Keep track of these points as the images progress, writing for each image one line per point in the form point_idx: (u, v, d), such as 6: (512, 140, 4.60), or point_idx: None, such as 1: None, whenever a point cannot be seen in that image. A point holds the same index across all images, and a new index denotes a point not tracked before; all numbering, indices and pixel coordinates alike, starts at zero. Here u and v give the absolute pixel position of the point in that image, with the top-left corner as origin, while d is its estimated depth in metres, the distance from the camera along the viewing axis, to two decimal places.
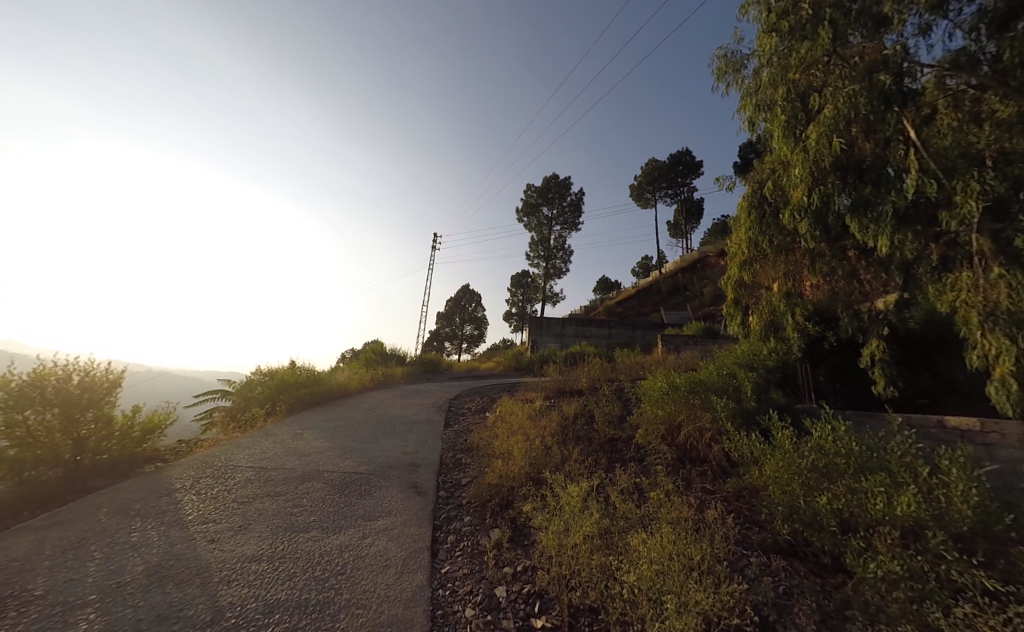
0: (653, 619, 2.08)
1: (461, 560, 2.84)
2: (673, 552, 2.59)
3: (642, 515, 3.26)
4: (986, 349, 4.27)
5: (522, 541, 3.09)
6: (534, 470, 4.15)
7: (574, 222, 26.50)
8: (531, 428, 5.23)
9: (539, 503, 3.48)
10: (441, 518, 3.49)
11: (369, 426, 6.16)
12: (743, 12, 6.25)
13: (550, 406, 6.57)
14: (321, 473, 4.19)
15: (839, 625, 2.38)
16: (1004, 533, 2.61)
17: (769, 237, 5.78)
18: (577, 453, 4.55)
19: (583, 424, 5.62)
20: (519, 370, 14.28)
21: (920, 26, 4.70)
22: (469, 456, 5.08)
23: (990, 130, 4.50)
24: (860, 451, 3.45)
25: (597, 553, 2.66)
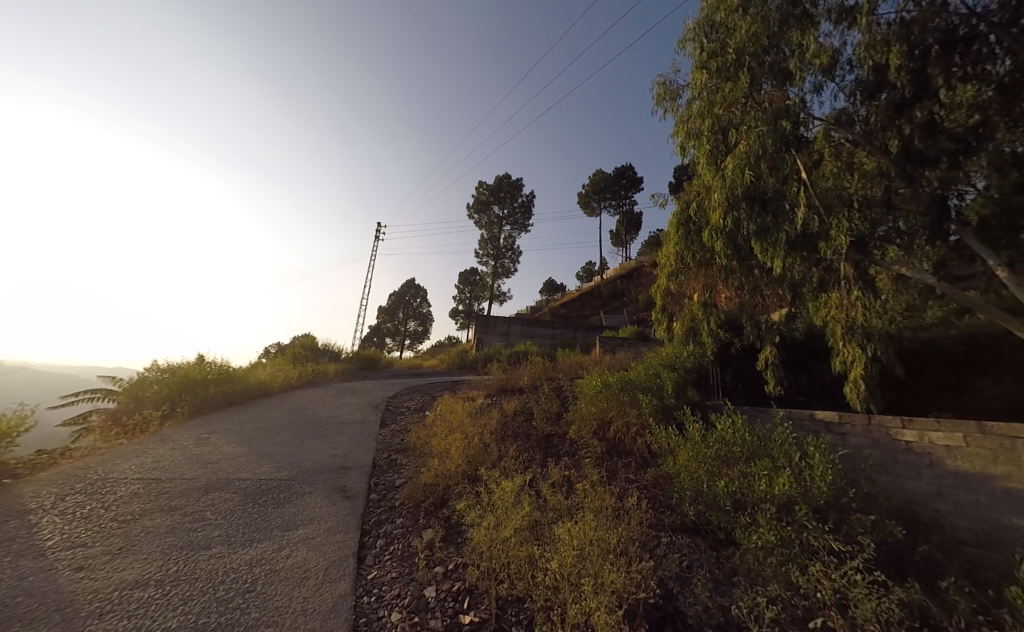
0: (573, 601, 2.32)
1: (391, 564, 2.91)
2: (594, 538, 2.87)
3: (570, 505, 3.57)
4: (846, 356, 5.22)
5: (455, 539, 3.23)
6: (471, 468, 4.32)
7: (524, 223, 27.00)
8: (471, 426, 5.39)
9: (473, 499, 3.64)
10: (371, 522, 3.52)
11: (293, 428, 5.89)
12: (681, 46, 6.95)
13: (492, 404, 6.79)
14: (228, 483, 3.94)
15: (727, 589, 2.82)
16: (847, 504, 3.25)
17: (693, 252, 6.53)
18: (513, 450, 4.78)
19: (523, 422, 5.88)
20: (462, 368, 14.35)
21: (813, 84, 5.60)
22: (406, 455, 5.11)
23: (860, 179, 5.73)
24: (753, 440, 4.13)
25: (525, 545, 2.88)
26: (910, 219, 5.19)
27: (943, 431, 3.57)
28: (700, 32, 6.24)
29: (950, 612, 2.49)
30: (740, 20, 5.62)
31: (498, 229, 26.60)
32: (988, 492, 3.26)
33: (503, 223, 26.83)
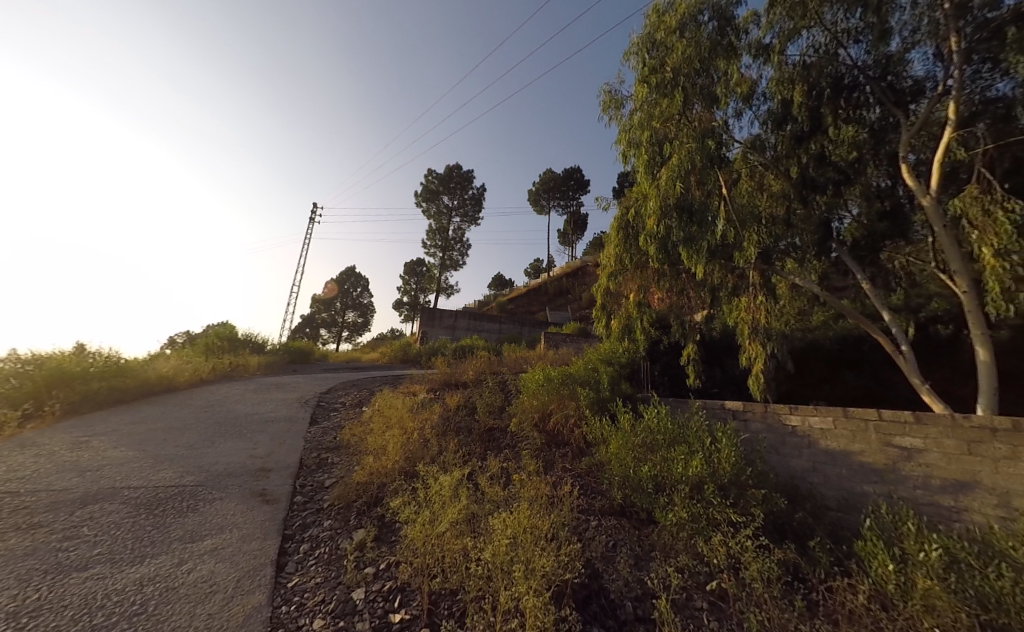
0: (504, 588, 2.44)
1: (317, 569, 2.83)
2: (528, 525, 3.01)
3: (507, 496, 3.70)
4: (750, 353, 5.93)
5: (388, 538, 3.22)
6: (409, 464, 4.30)
7: (475, 217, 26.69)
8: (412, 421, 5.34)
9: (409, 496, 3.65)
10: (295, 527, 3.38)
11: (202, 428, 5.39)
12: (626, 58, 7.36)
13: (434, 399, 6.74)
14: (114, 493, 3.53)
15: (644, 563, 3.14)
16: (745, 481, 3.74)
17: (631, 254, 7.00)
18: (453, 444, 4.83)
19: (466, 416, 5.95)
20: (405, 361, 13.99)
21: (735, 110, 6.28)
22: (339, 453, 4.94)
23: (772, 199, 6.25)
24: (674, 429, 4.57)
25: (460, 537, 2.95)
26: (804, 236, 6.03)
27: (819, 415, 4.19)
28: (642, 47, 6.64)
29: (816, 566, 3.00)
30: (677, 41, 6.14)
31: (447, 220, 26.08)
32: (847, 465, 3.95)
33: (451, 215, 26.37)
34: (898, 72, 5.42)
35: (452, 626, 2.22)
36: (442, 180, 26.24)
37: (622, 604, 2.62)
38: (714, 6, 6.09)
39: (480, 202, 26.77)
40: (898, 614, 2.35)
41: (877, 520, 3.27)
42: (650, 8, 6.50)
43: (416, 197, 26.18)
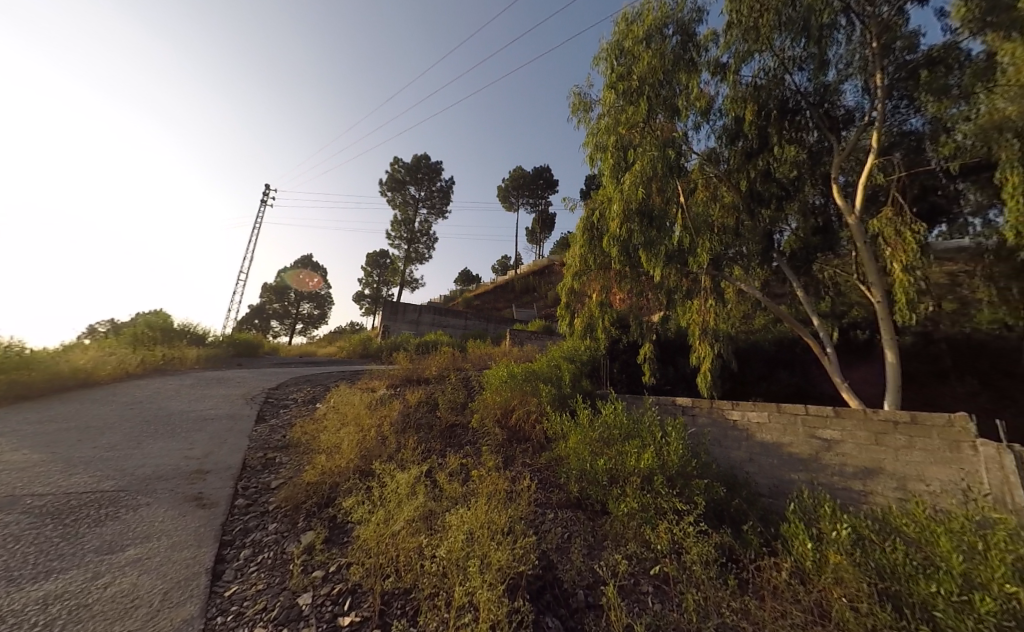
0: (459, 584, 2.46)
1: (258, 576, 2.71)
2: (484, 520, 3.07)
3: (465, 492, 3.74)
4: (700, 353, 6.33)
5: (339, 540, 3.14)
6: (364, 463, 4.23)
7: (442, 209, 26.25)
8: (370, 418, 5.24)
9: (363, 495, 3.59)
10: (235, 532, 3.22)
11: (127, 428, 4.98)
12: (595, 64, 7.57)
13: (394, 395, 6.64)
14: (15, 503, 3.19)
15: (596, 552, 3.29)
16: (689, 472, 4.01)
17: (595, 255, 7.21)
18: (412, 441, 4.81)
19: (426, 413, 5.92)
20: (365, 357, 13.57)
21: (694, 123, 6.65)
22: (287, 453, 4.77)
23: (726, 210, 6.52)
24: (628, 424, 4.80)
25: (415, 536, 2.94)
26: (750, 246, 6.50)
27: (756, 410, 4.58)
28: (611, 54, 6.85)
29: (748, 548, 3.28)
30: (644, 52, 6.41)
31: (413, 211, 25.47)
32: (778, 456, 4.35)
33: (418, 206, 25.79)
34: (833, 101, 5.99)
35: (403, 625, 2.22)
36: (408, 170, 25.58)
37: (574, 593, 2.75)
38: (678, 22, 6.42)
39: (448, 195, 26.39)
40: (814, 586, 2.64)
41: (801, 505, 3.63)
42: (619, 17, 6.74)
43: (381, 186, 25.33)
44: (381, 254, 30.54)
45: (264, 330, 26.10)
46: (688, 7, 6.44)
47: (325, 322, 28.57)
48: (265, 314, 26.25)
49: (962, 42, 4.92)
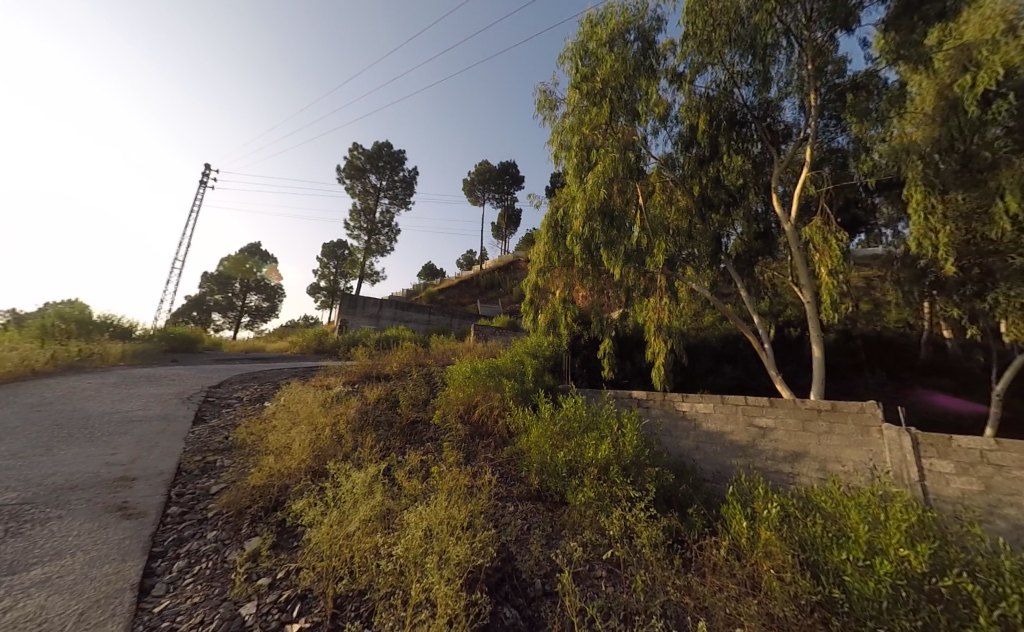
0: (416, 582, 2.47)
1: (194, 588, 2.55)
2: (443, 516, 3.08)
3: (425, 489, 3.73)
4: (655, 348, 6.66)
5: (288, 544, 3.03)
6: (317, 463, 4.10)
7: (405, 200, 25.54)
8: (325, 416, 5.08)
9: (316, 497, 3.47)
10: (167, 543, 3.00)
11: (35, 433, 4.45)
12: (560, 62, 7.67)
13: (351, 392, 6.45)
14: None
15: (554, 541, 3.41)
16: (642, 461, 4.22)
17: (559, 252, 7.36)
18: (370, 439, 4.72)
19: (386, 410, 5.81)
20: (320, 353, 13.00)
21: (653, 128, 6.92)
22: (230, 456, 4.52)
23: (682, 213, 6.92)
24: (587, 416, 4.96)
25: (372, 535, 2.90)
26: (700, 248, 6.90)
27: (703, 401, 4.91)
28: (576, 55, 6.98)
29: (693, 529, 3.53)
30: (607, 54, 6.59)
31: (374, 201, 24.59)
32: (722, 444, 4.69)
33: (379, 196, 24.91)
34: (774, 117, 6.48)
35: (357, 628, 2.20)
36: (369, 157, 24.63)
37: (531, 582, 2.84)
38: (640, 29, 6.65)
39: (412, 185, 25.74)
40: (748, 560, 2.89)
41: (739, 489, 3.94)
42: (584, 18, 6.87)
43: (339, 172, 24.17)
44: (339, 245, 29.26)
45: (205, 324, 24.11)
46: (648, 15, 6.69)
47: (276, 316, 26.96)
48: (205, 308, 24.12)
49: (880, 71, 5.49)
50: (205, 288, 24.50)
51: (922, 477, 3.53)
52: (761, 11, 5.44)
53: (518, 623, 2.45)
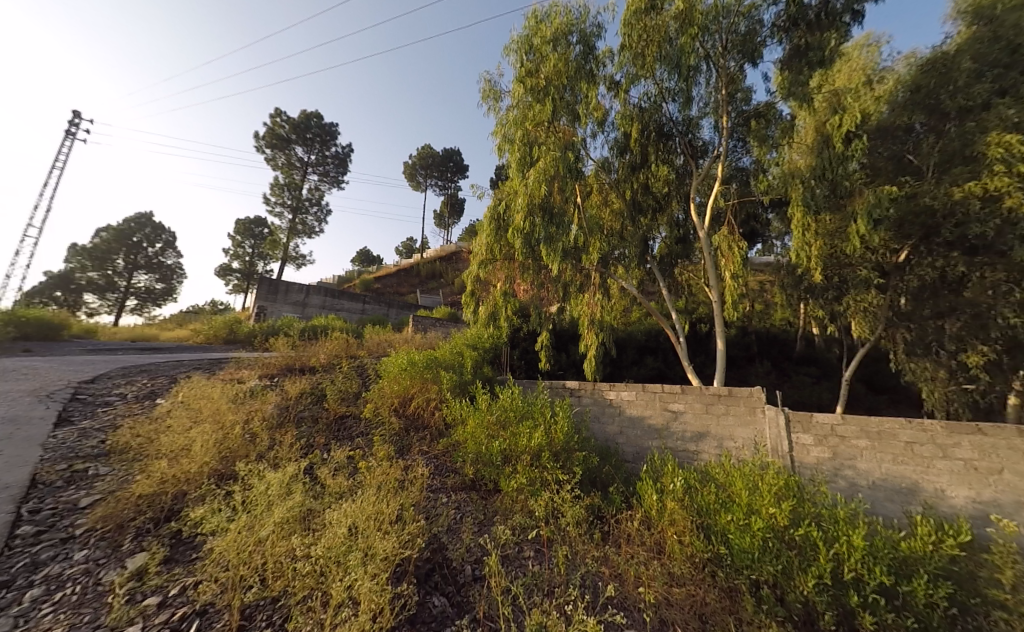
0: (336, 582, 2.41)
1: (55, 619, 2.25)
2: (371, 513, 3.01)
3: (352, 486, 3.62)
4: (588, 341, 7.07)
5: (183, 558, 2.78)
6: (224, 464, 3.79)
7: (337, 178, 23.95)
8: (233, 413, 4.68)
9: (223, 503, 3.20)
10: (18, 570, 2.59)
11: None
12: (506, 54, 7.71)
13: (270, 387, 5.97)
14: None
15: (485, 526, 3.55)
16: (571, 446, 4.50)
17: (500, 245, 7.46)
18: (290, 437, 4.46)
19: (310, 405, 5.50)
20: (230, 343, 11.76)
21: (592, 131, 7.23)
22: (108, 464, 3.96)
23: (615, 215, 7.41)
24: (523, 406, 5.13)
25: (289, 537, 2.76)
26: (630, 248, 7.43)
27: (627, 390, 5.36)
28: (521, 49, 7.05)
29: (613, 505, 3.86)
30: (551, 53, 6.77)
31: (300, 176, 22.53)
32: (641, 428, 5.16)
33: (307, 170, 22.86)
34: (694, 133, 7.15)
35: None
36: (295, 126, 22.39)
37: (461, 569, 2.92)
38: (582, 33, 6.90)
39: (344, 164, 24.19)
40: (655, 529, 3.25)
41: (651, 467, 4.40)
42: (530, 13, 6.97)
43: (258, 139, 21.66)
44: (257, 222, 26.29)
45: (75, 307, 20.10)
46: (590, 21, 6.97)
47: (173, 300, 23.74)
48: (72, 287, 19.98)
49: (777, 104, 6.32)
50: (73, 262, 20.30)
51: (791, 448, 4.25)
52: (686, 34, 5.95)
53: (446, 610, 2.53)
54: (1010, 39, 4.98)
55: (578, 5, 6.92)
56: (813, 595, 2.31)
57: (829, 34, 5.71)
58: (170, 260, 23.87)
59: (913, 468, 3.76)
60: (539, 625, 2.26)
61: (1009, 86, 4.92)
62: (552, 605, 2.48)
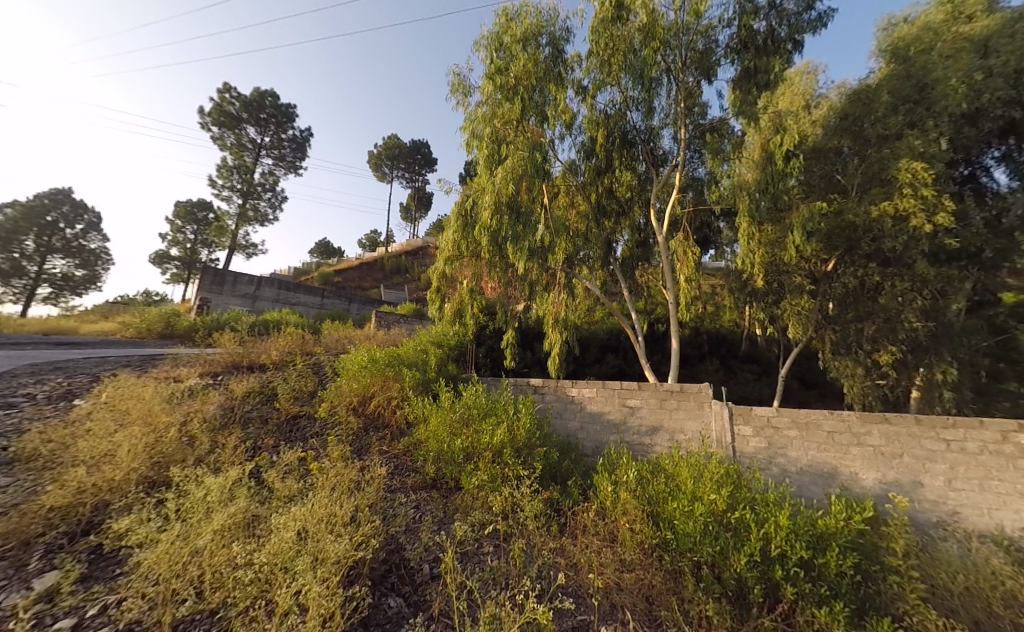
0: (283, 588, 2.28)
1: None
2: (323, 514, 2.88)
3: (303, 489, 3.48)
4: (552, 339, 7.24)
5: (105, 574, 2.51)
6: (158, 471, 3.54)
7: (295, 164, 22.86)
8: (171, 415, 4.37)
9: (155, 514, 2.97)
10: None
11: None
12: (476, 50, 7.70)
13: (213, 387, 5.61)
14: None
15: (445, 523, 3.60)
16: (533, 442, 4.62)
17: (467, 242, 7.45)
18: (234, 439, 4.23)
19: (259, 405, 5.22)
20: (167, 338, 10.84)
21: (560, 133, 7.38)
22: (10, 474, 3.51)
23: (581, 218, 7.65)
24: (485, 403, 5.18)
25: (230, 545, 2.58)
26: (594, 250, 7.67)
27: (587, 386, 5.58)
28: (492, 46, 7.07)
29: (570, 498, 4.00)
30: (520, 53, 6.85)
31: (252, 159, 21.18)
32: (599, 423, 5.39)
33: (259, 153, 21.53)
34: (655, 142, 7.48)
35: None
36: (246, 105, 20.98)
37: (419, 568, 2.93)
38: (551, 35, 7.02)
39: (302, 149, 23.06)
40: (608, 519, 3.43)
41: (607, 460, 4.62)
42: (501, 10, 7.01)
43: (203, 116, 20.03)
44: (200, 206, 24.69)
45: None
46: (559, 24, 7.11)
47: (97, 289, 21.47)
48: None
49: (729, 120, 6.78)
50: None
51: (732, 440, 4.61)
52: (649, 47, 6.24)
53: (403, 610, 2.54)
54: (919, 79, 5.74)
55: (548, 7, 7.04)
56: (744, 572, 2.56)
57: (774, 59, 6.22)
58: (91, 246, 21.55)
59: (833, 455, 4.21)
60: (493, 616, 2.32)
61: (917, 119, 5.61)
62: (506, 597, 2.56)
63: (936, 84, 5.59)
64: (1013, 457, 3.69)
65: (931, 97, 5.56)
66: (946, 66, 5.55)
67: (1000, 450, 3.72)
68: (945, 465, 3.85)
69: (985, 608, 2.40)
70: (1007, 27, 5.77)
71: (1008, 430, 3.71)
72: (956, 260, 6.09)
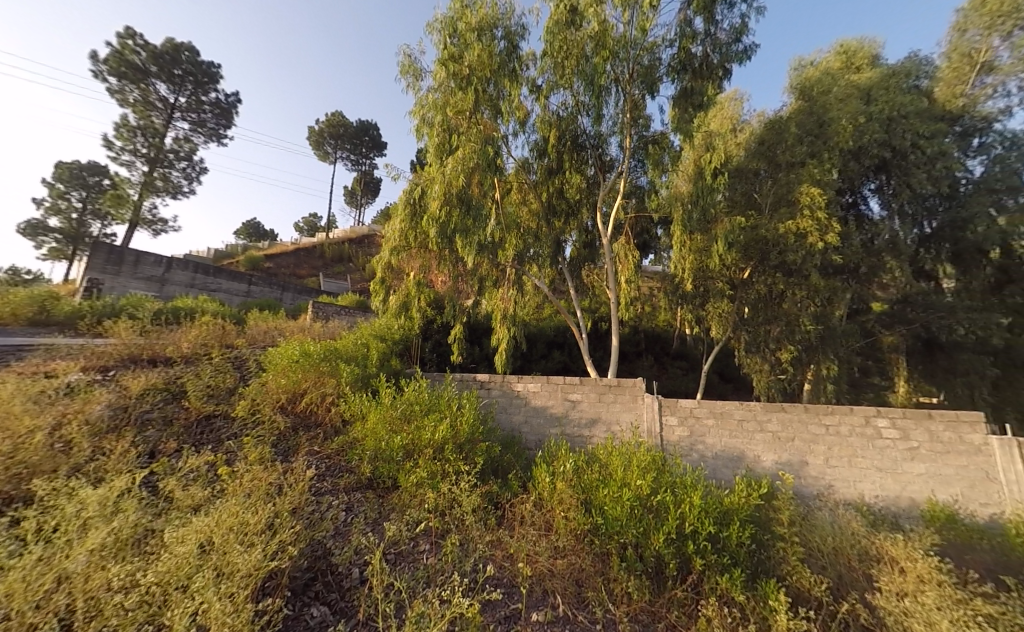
0: (180, 606, 2.04)
1: None
2: (233, 523, 2.62)
3: (210, 496, 3.14)
4: (500, 334, 7.24)
5: None
6: (14, 486, 3.00)
7: (217, 133, 20.63)
8: (42, 417, 3.73)
9: (11, 537, 2.49)
10: None
11: None
12: (428, 31, 7.43)
13: (101, 385, 4.85)
14: None
15: (379, 523, 3.47)
16: (474, 436, 4.59)
17: (415, 233, 7.22)
18: (127, 444, 3.72)
19: (161, 404, 4.62)
20: (45, 326, 9.18)
21: (513, 129, 7.36)
22: None
23: (534, 217, 7.70)
24: (429, 399, 5.05)
25: (111, 565, 2.24)
26: (544, 249, 7.61)
27: (532, 381, 5.66)
28: (446, 31, 6.85)
29: (509, 491, 4.03)
30: (475, 43, 6.71)
31: (161, 122, 18.66)
32: (540, 417, 5.50)
33: (171, 115, 19.00)
34: (603, 148, 7.65)
35: None
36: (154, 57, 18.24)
37: (347, 573, 2.79)
38: (506, 29, 6.96)
39: (226, 116, 20.79)
40: (545, 508, 3.51)
41: (547, 452, 4.73)
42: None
43: (98, 62, 17.07)
44: (89, 169, 21.22)
45: None
46: (514, 19, 7.06)
47: None
48: None
49: (670, 136, 7.10)
50: None
51: (661, 431, 4.93)
52: (599, 55, 6.44)
53: (325, 619, 2.40)
54: (820, 115, 6.55)
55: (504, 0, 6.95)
56: (662, 550, 2.76)
57: (709, 83, 6.71)
58: None
59: (742, 442, 4.66)
60: (420, 615, 2.26)
61: (817, 150, 6.42)
62: (435, 593, 2.51)
63: (832, 121, 6.43)
64: (872, 438, 4.35)
65: (828, 132, 6.40)
66: (840, 108, 6.39)
67: (864, 432, 4.38)
68: (825, 446, 4.45)
69: (845, 563, 2.80)
70: (882, 82, 6.86)
71: (869, 415, 4.40)
72: (841, 272, 7.05)
